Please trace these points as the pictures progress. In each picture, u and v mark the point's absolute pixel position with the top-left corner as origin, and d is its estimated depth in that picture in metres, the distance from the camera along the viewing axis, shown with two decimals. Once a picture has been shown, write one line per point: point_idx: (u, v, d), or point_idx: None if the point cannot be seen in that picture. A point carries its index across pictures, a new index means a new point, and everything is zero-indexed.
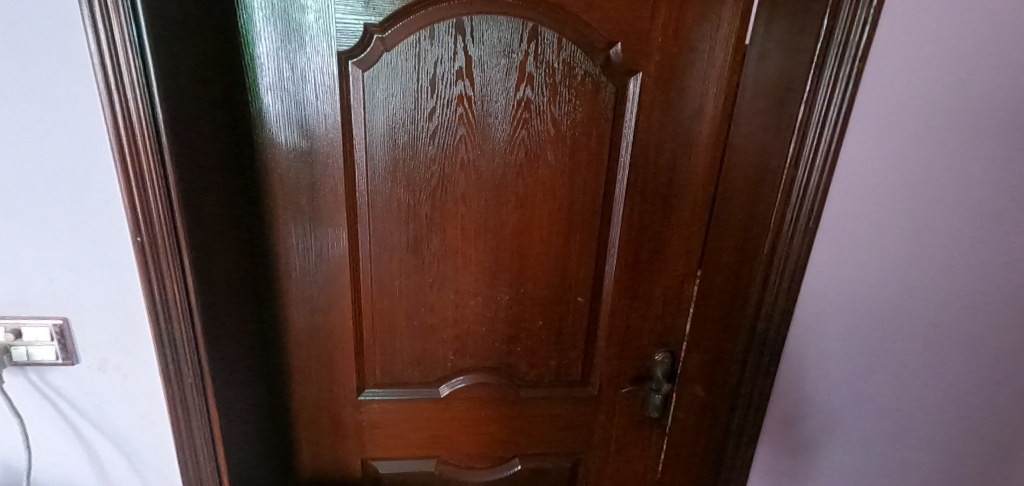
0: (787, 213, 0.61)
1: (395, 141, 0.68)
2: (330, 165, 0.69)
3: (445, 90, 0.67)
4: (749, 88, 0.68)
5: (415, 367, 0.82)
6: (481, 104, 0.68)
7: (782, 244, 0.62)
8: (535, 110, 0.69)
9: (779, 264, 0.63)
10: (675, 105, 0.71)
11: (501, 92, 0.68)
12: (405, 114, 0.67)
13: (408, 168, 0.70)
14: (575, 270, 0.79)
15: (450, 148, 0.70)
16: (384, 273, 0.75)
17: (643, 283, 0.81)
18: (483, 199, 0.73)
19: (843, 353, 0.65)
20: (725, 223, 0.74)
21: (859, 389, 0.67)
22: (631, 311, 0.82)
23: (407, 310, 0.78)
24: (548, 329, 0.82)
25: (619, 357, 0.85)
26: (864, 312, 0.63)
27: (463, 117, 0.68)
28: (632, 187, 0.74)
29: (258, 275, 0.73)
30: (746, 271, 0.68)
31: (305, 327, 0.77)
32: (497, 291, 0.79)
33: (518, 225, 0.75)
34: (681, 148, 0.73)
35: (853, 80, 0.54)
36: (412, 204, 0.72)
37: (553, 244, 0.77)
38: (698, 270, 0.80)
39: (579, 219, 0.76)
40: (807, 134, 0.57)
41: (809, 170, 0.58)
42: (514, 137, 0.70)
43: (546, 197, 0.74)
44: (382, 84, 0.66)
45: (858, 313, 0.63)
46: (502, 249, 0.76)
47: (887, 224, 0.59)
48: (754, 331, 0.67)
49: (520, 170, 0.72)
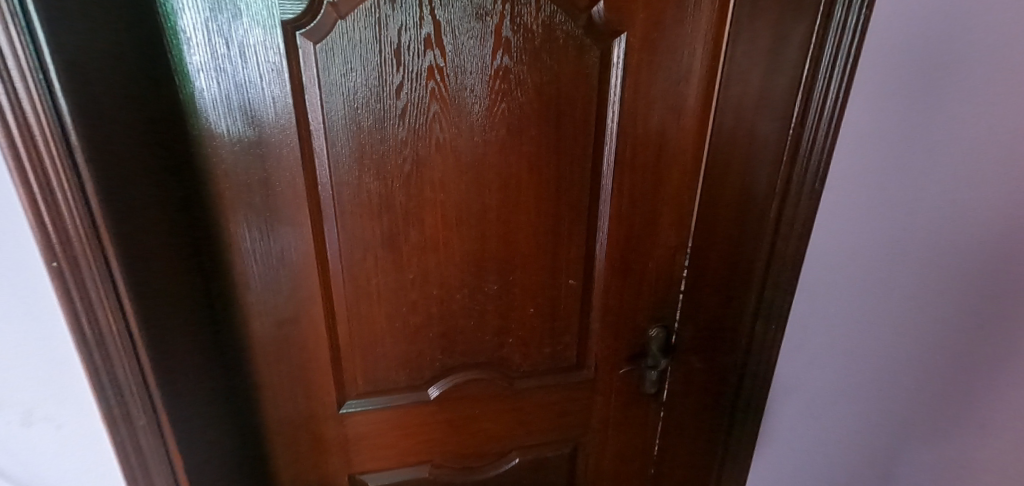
0: (794, 180, 0.63)
1: (359, 124, 0.60)
2: (291, 158, 0.60)
3: (412, 62, 0.59)
4: (740, 46, 0.64)
5: (400, 372, 0.75)
6: (455, 77, 0.61)
7: (789, 213, 0.64)
8: (514, 80, 0.63)
9: (786, 230, 0.65)
10: (662, 67, 0.66)
11: (475, 62, 0.61)
12: (370, 93, 0.59)
13: (378, 153, 0.62)
14: (566, 251, 0.74)
15: (421, 129, 0.62)
16: (359, 273, 0.68)
17: (636, 259, 0.78)
18: (461, 184, 0.66)
19: (832, 311, 0.68)
20: (722, 191, 0.72)
21: (851, 342, 0.68)
22: (623, 290, 0.79)
23: (388, 311, 0.71)
24: (540, 317, 0.78)
25: (614, 337, 0.83)
26: (845, 273, 0.65)
27: (433, 92, 0.61)
28: (621, 159, 0.70)
29: (211, 289, 0.63)
30: (751, 240, 0.71)
31: (273, 342, 0.69)
32: (484, 281, 0.73)
33: (503, 209, 0.69)
34: (671, 113, 0.69)
35: (859, 36, 0.54)
36: (385, 195, 0.64)
37: (541, 227, 0.71)
38: (690, 240, 0.77)
39: (567, 197, 0.71)
40: (812, 97, 0.59)
41: (815, 130, 0.59)
42: (493, 111, 0.63)
43: (531, 177, 0.68)
44: (339, 58, 0.57)
45: (843, 274, 0.65)
46: (487, 237, 0.70)
47: (891, 181, 0.59)
48: (762, 297, 0.71)
49: (501, 149, 0.66)
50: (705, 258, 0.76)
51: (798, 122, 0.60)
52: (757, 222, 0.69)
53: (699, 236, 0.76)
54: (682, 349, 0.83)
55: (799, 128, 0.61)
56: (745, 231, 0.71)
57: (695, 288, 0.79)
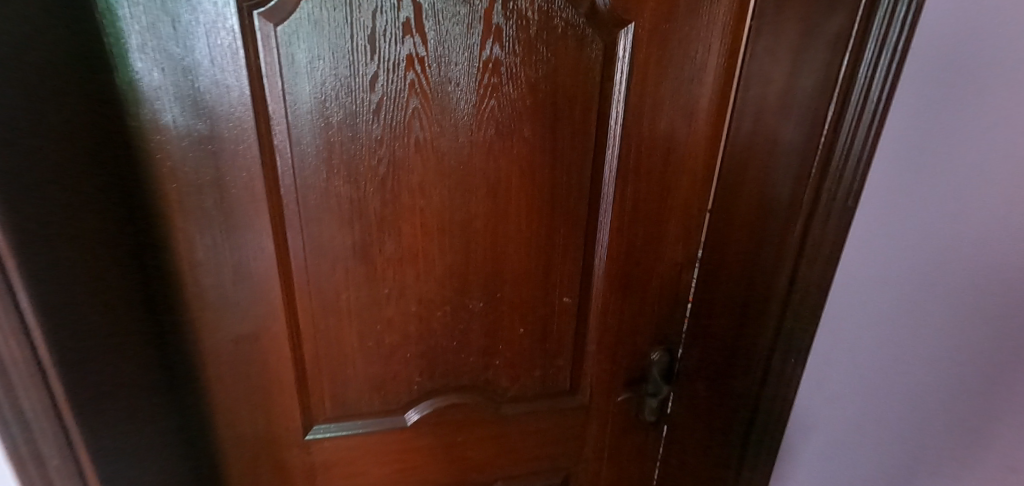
0: (822, 194, 0.54)
1: (328, 118, 0.53)
2: (245, 161, 0.52)
3: (390, 49, 0.51)
4: (762, 42, 0.59)
5: (374, 395, 0.68)
6: (438, 68, 0.53)
7: (815, 233, 0.56)
8: (506, 73, 0.55)
9: (812, 253, 0.57)
10: (674, 63, 0.60)
11: (461, 51, 0.53)
12: (339, 83, 0.52)
13: (348, 152, 0.55)
14: (560, 266, 0.67)
15: (397, 126, 0.55)
16: (328, 286, 0.60)
17: (637, 276, 0.71)
18: (442, 189, 0.59)
19: (861, 346, 0.58)
20: (737, 205, 0.65)
21: (876, 375, 0.58)
22: (623, 309, 0.72)
23: (360, 329, 0.64)
24: (530, 337, 0.70)
25: (611, 360, 0.75)
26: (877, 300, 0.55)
27: (413, 85, 0.53)
28: (623, 165, 0.63)
29: (155, 301, 0.56)
30: (773, 261, 0.61)
31: (229, 361, 0.61)
32: (468, 298, 0.65)
33: (490, 218, 0.61)
34: (682, 115, 0.63)
35: (908, 29, 0.45)
36: (356, 200, 0.57)
37: (534, 239, 0.64)
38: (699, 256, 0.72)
39: (562, 206, 0.63)
40: (851, 97, 0.49)
41: (852, 137, 0.51)
42: (481, 108, 0.56)
43: (523, 183, 0.61)
44: (302, 42, 0.49)
45: (876, 303, 0.56)
46: (472, 249, 0.63)
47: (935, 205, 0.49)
48: (780, 329, 0.62)
49: (489, 151, 0.58)
50: (716, 277, 0.70)
51: (833, 127, 0.52)
52: (778, 242, 0.60)
53: (710, 253, 0.70)
54: (687, 374, 0.77)
55: (833, 134, 0.52)
56: (762, 251, 0.63)
57: (704, 307, 0.73)
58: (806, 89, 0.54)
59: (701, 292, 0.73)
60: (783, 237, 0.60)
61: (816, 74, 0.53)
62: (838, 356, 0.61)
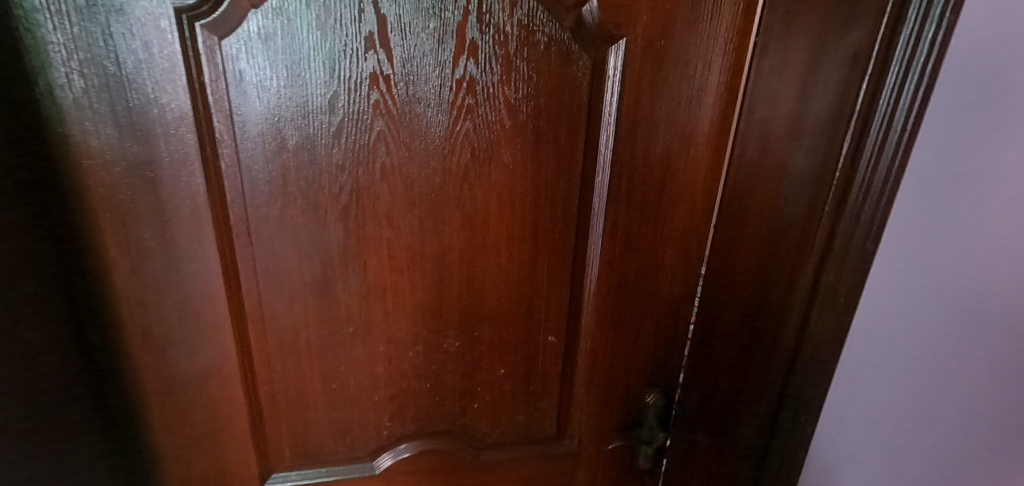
0: (838, 235, 0.49)
1: (284, 142, 0.47)
2: (175, 188, 0.47)
3: (351, 66, 0.46)
4: (768, 60, 0.53)
5: (338, 441, 0.62)
6: (405, 87, 0.48)
7: (831, 277, 0.51)
8: (482, 93, 0.50)
9: (829, 298, 0.51)
10: (670, 83, 0.54)
11: (431, 69, 0.48)
12: (294, 103, 0.46)
13: (305, 178, 0.49)
14: (545, 302, 0.61)
15: (359, 151, 0.49)
16: (286, 325, 0.54)
17: (629, 313, 0.66)
18: (410, 219, 0.53)
19: (876, 405, 0.51)
20: (739, 240, 0.60)
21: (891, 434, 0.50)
22: (614, 348, 0.67)
23: (322, 370, 0.58)
24: (513, 378, 0.64)
25: (602, 402, 0.70)
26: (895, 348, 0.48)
27: (378, 106, 0.48)
28: (613, 193, 0.58)
29: (90, 345, 0.49)
30: (782, 304, 0.56)
31: (174, 406, 0.55)
32: (443, 337, 0.60)
33: (467, 250, 0.56)
34: (679, 139, 0.57)
35: (936, 52, 0.39)
36: (315, 230, 0.51)
37: (517, 272, 0.59)
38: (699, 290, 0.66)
39: (546, 238, 0.58)
40: (869, 129, 0.44)
41: (872, 171, 0.45)
42: (454, 131, 0.51)
43: (503, 213, 0.55)
44: (250, 58, 0.44)
45: (890, 356, 0.49)
46: (447, 284, 0.57)
47: (976, 253, 0.41)
48: (789, 380, 0.57)
49: (463, 179, 0.53)
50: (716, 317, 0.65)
51: (849, 161, 0.47)
52: (790, 284, 0.55)
53: (710, 290, 0.65)
54: (686, 421, 0.71)
55: (849, 169, 0.47)
56: (767, 291, 0.58)
57: (704, 347, 0.67)
58: (820, 115, 0.49)
59: (700, 332, 0.67)
60: (795, 278, 0.54)
61: (829, 100, 0.48)
62: (852, 411, 0.54)
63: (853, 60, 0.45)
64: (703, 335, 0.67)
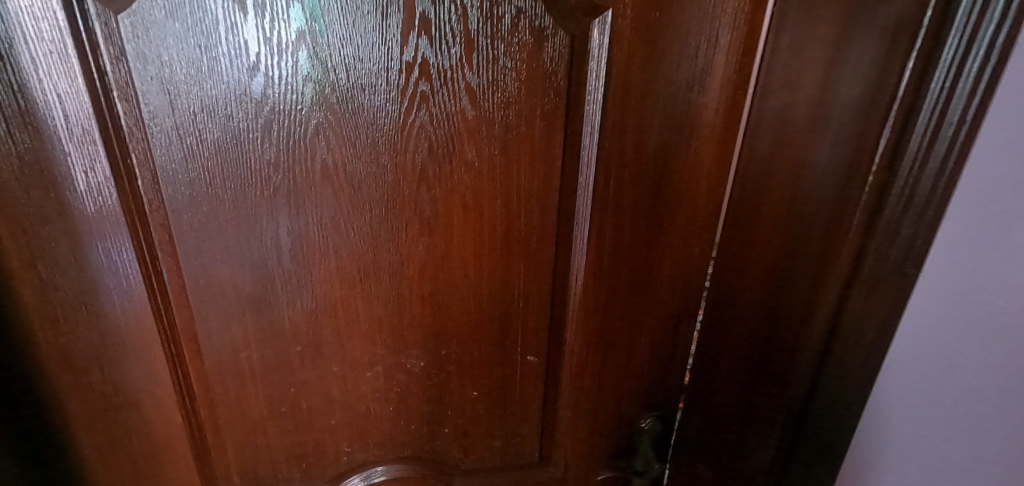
0: (869, 257, 0.41)
1: (204, 137, 0.40)
2: (78, 194, 0.39)
3: (278, 48, 0.39)
4: (786, 38, 0.44)
5: (292, 468, 0.56)
6: (344, 73, 0.40)
7: (861, 308, 0.42)
8: (438, 78, 0.42)
9: (855, 331, 0.43)
10: (668, 65, 0.46)
11: (375, 51, 0.40)
12: (212, 92, 0.39)
13: (232, 179, 0.42)
14: (523, 318, 0.54)
15: (294, 148, 0.42)
16: (224, 343, 0.48)
17: (620, 331, 0.58)
18: (359, 226, 0.46)
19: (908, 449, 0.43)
20: (751, 250, 0.51)
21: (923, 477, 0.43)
22: (603, 370, 0.60)
23: (270, 391, 0.51)
24: (488, 400, 0.58)
25: (591, 427, 0.62)
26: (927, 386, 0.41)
27: (314, 95, 0.41)
28: (599, 195, 0.50)
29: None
30: (798, 333, 0.48)
31: (99, 444, 0.48)
32: (406, 356, 0.53)
33: (430, 260, 0.49)
34: (677, 133, 0.49)
35: (1012, 17, 0.31)
36: (249, 239, 0.45)
37: (488, 285, 0.52)
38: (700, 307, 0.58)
39: (521, 245, 0.51)
40: (916, 120, 0.36)
41: (916, 175, 0.37)
42: (406, 123, 0.43)
43: (469, 217, 0.48)
44: (154, 38, 0.37)
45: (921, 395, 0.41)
46: (407, 299, 0.50)
47: None
48: (807, 418, 0.49)
49: (420, 179, 0.45)
50: (721, 338, 0.57)
51: (888, 162, 0.38)
52: (810, 310, 0.47)
53: (716, 305, 0.56)
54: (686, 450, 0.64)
55: (889, 172, 0.38)
56: (790, 314, 0.49)
57: (706, 369, 0.59)
58: (850, 104, 0.40)
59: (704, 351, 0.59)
60: (817, 304, 0.46)
61: (862, 85, 0.39)
62: (885, 460, 0.45)
63: (898, 35, 0.36)
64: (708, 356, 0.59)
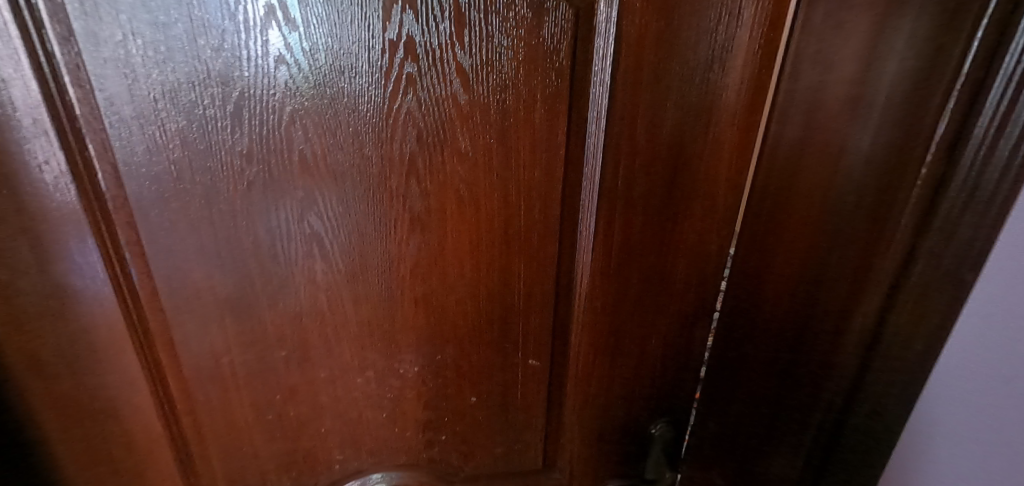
0: (929, 257, 0.37)
1: (167, 126, 0.36)
2: (30, 189, 0.35)
3: (246, 27, 0.35)
4: (820, 11, 0.39)
5: (282, 475, 0.53)
6: (321, 54, 0.36)
7: (917, 311, 0.38)
8: (428, 59, 0.38)
9: (904, 336, 0.40)
10: (684, 41, 0.41)
11: (356, 29, 0.36)
12: (175, 76, 0.35)
13: (202, 172, 0.38)
14: (524, 320, 0.50)
15: (268, 137, 0.38)
16: (204, 347, 0.45)
17: (630, 334, 0.54)
18: (343, 223, 0.42)
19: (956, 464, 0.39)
20: (778, 247, 0.47)
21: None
22: (611, 374, 0.56)
23: (256, 397, 0.48)
24: (488, 406, 0.54)
25: (598, 433, 0.59)
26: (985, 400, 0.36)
27: (288, 80, 0.36)
28: (607, 187, 0.46)
29: None
30: (839, 337, 0.45)
31: (76, 453, 0.45)
32: (400, 362, 0.49)
33: (422, 259, 0.45)
34: (694, 118, 0.44)
35: None
36: (225, 238, 0.41)
37: (486, 285, 0.48)
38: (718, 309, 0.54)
39: (521, 243, 0.47)
40: (983, 103, 0.32)
41: (982, 165, 0.33)
42: (392, 110, 0.39)
43: (464, 213, 0.44)
44: (105, 15, 0.32)
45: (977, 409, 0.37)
46: (399, 301, 0.46)
47: None
48: (845, 424, 0.46)
49: (409, 172, 0.41)
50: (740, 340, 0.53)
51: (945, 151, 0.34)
52: (853, 312, 0.43)
53: (735, 306, 0.52)
54: (699, 456, 0.61)
55: (947, 163, 0.34)
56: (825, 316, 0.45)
57: (726, 375, 0.55)
58: (898, 86, 0.36)
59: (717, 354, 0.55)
60: (863, 307, 0.42)
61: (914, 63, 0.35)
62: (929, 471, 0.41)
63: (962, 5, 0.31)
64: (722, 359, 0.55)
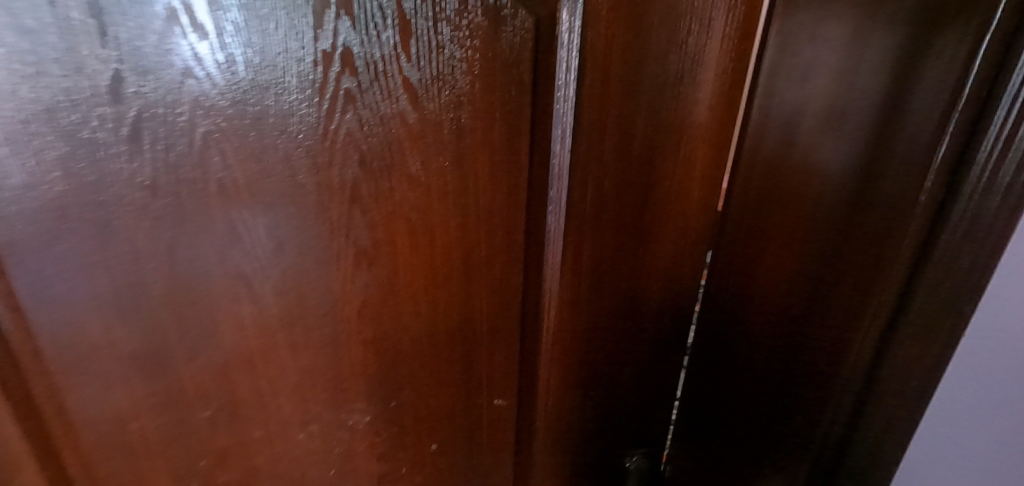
0: (925, 271, 0.40)
1: (39, 152, 0.26)
2: None
3: (138, 34, 0.26)
4: (797, 19, 0.42)
5: None
6: (240, 67, 0.30)
7: (916, 322, 0.42)
8: (369, 74, 0.33)
9: (912, 349, 0.42)
10: (650, 56, 0.38)
11: (283, 37, 0.30)
12: (51, 86, 0.25)
13: (95, 209, 0.29)
14: (487, 355, 0.46)
15: (175, 167, 0.31)
16: (109, 418, 0.36)
17: (602, 364, 0.51)
18: (273, 262, 0.36)
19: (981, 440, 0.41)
20: (765, 258, 0.51)
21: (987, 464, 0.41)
22: (583, 407, 0.52)
23: (173, 471, 0.40)
24: (451, 451, 0.49)
25: (569, 469, 0.55)
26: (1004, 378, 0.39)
27: (198, 97, 0.29)
28: (575, 211, 0.42)
29: None
30: (842, 346, 0.48)
31: None
32: (349, 412, 0.44)
33: (373, 297, 0.40)
34: (663, 136, 0.42)
35: None
36: (136, 287, 0.33)
37: (446, 320, 0.43)
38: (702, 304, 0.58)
39: (483, 272, 0.43)
40: (991, 113, 0.34)
41: (997, 164, 0.35)
42: (328, 132, 0.34)
43: (418, 244, 0.39)
44: None
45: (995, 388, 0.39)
46: (345, 346, 0.41)
47: None
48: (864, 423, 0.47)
49: (353, 200, 0.36)
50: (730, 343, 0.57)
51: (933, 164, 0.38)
52: (857, 323, 0.46)
53: (722, 311, 0.57)
54: (691, 451, 0.65)
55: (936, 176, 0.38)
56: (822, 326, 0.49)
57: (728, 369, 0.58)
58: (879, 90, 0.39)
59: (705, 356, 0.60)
60: (868, 318, 0.45)
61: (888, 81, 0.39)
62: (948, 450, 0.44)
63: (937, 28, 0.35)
64: (713, 360, 0.59)
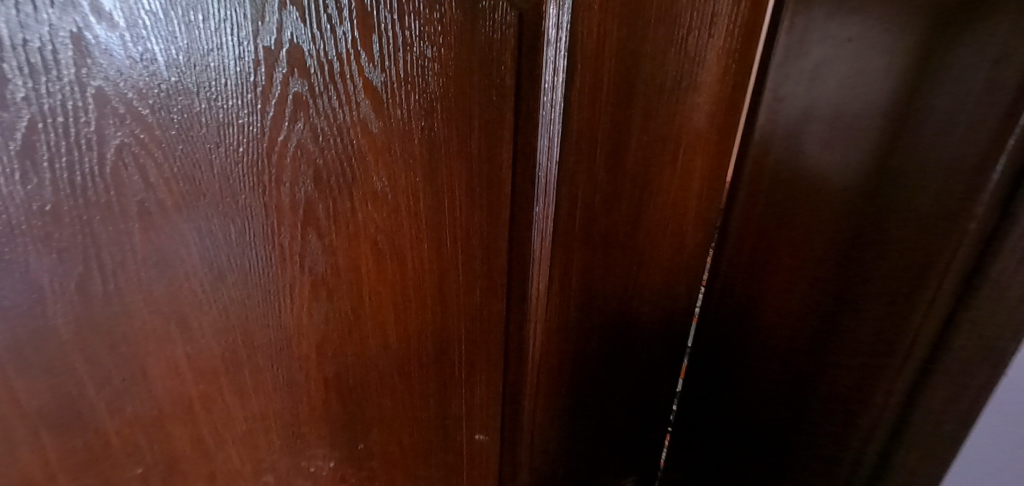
0: (968, 314, 0.33)
1: None
2: None
3: (18, 22, 0.21)
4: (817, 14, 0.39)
5: None
6: (162, 66, 0.24)
7: (945, 372, 0.34)
8: (324, 75, 0.28)
9: (937, 407, 0.35)
10: (645, 57, 0.34)
11: (215, 31, 0.25)
12: None
13: None
14: (466, 385, 0.42)
15: (81, 189, 0.25)
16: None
17: (591, 391, 0.47)
18: (213, 297, 0.31)
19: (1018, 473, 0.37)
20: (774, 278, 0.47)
21: None
22: (571, 437, 0.48)
23: None
24: None
25: None
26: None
27: (108, 104, 0.24)
28: (562, 229, 0.38)
29: None
30: (862, 398, 0.40)
31: None
32: (310, 459, 0.38)
33: (335, 330, 0.35)
34: (659, 145, 0.38)
35: None
36: (38, 337, 0.26)
37: (419, 351, 0.39)
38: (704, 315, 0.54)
39: (460, 297, 0.38)
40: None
41: None
42: (276, 144, 0.28)
43: (386, 269, 0.35)
44: None
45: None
46: (303, 386, 0.36)
47: None
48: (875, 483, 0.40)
49: (307, 223, 0.31)
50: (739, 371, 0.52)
51: (950, 192, 0.33)
52: (879, 372, 0.38)
53: (731, 332, 0.52)
54: (684, 468, 0.62)
55: (955, 206, 0.32)
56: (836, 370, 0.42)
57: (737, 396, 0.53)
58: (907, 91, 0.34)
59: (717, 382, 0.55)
60: (894, 368, 0.37)
61: (894, 95, 0.35)
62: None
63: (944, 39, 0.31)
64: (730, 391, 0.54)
